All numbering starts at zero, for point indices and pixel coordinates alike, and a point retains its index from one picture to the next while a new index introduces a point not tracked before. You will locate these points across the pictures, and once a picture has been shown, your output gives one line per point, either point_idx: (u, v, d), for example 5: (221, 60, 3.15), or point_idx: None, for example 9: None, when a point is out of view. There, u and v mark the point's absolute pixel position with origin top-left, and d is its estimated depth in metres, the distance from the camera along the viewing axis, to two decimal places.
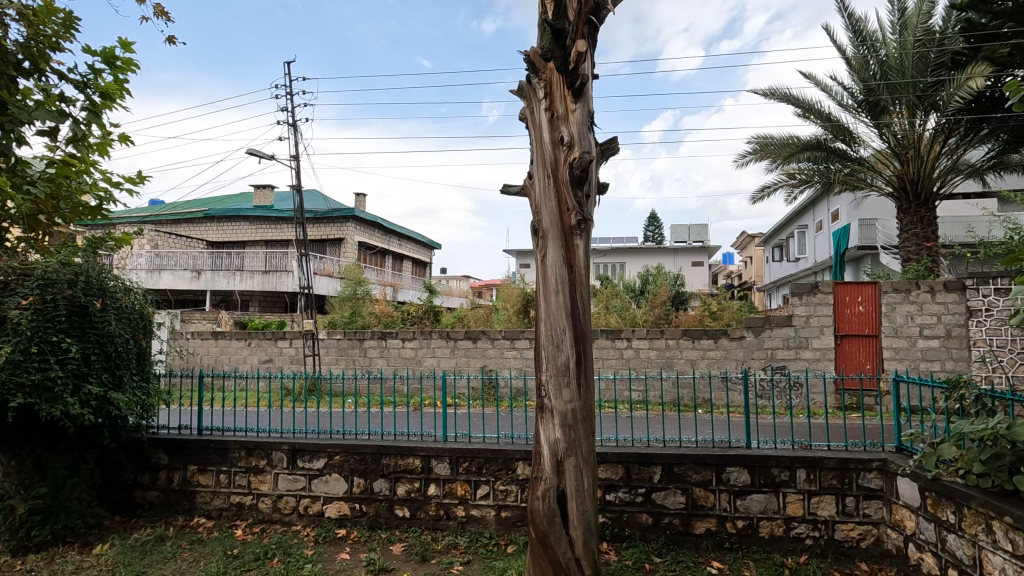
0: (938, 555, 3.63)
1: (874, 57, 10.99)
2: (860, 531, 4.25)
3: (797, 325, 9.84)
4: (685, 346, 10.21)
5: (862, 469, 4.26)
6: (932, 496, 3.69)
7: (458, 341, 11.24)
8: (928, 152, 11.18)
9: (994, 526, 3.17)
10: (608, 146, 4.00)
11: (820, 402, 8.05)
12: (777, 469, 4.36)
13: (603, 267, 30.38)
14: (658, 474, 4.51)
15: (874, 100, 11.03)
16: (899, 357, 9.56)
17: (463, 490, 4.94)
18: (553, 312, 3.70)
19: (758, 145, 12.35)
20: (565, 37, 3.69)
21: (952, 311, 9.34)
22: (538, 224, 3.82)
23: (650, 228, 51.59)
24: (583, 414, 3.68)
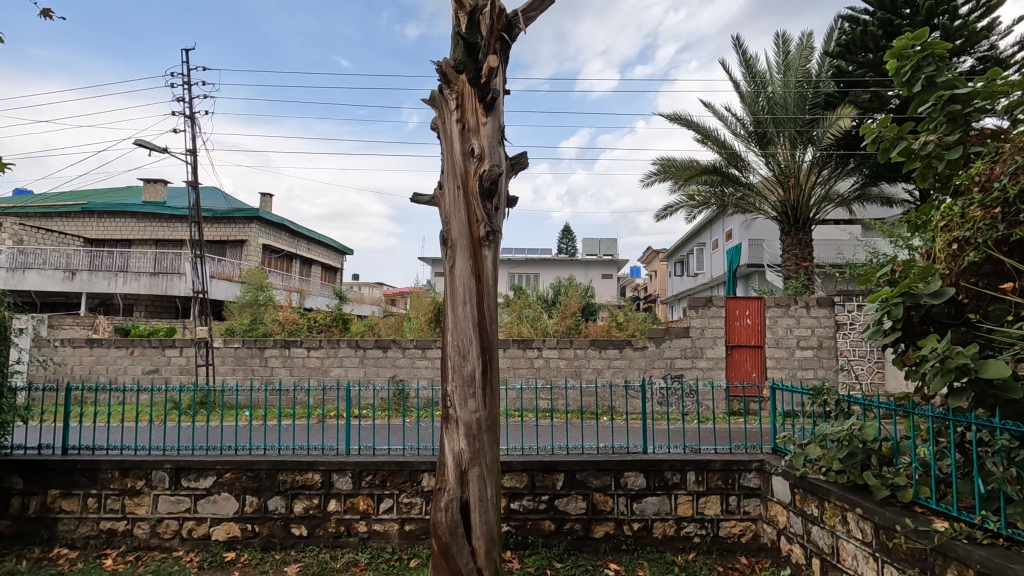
0: (804, 546, 4.02)
1: (763, 93, 12.05)
2: (740, 528, 4.61)
3: (693, 336, 10.54)
4: (592, 356, 10.60)
5: (743, 470, 4.63)
6: (800, 492, 4.08)
7: (367, 350, 10.92)
8: (806, 181, 12.43)
9: (848, 517, 3.55)
10: (518, 161, 4.08)
11: (710, 408, 8.67)
12: (670, 472, 4.62)
13: (517, 277, 30.92)
14: (561, 480, 4.63)
15: (761, 131, 12.10)
16: (779, 365, 10.53)
17: (366, 505, 4.78)
18: (460, 322, 3.71)
19: (662, 166, 13.16)
20: (477, 51, 3.75)
21: (823, 325, 10.43)
22: (446, 234, 3.82)
23: (564, 241, 53.15)
24: (488, 424, 3.70)
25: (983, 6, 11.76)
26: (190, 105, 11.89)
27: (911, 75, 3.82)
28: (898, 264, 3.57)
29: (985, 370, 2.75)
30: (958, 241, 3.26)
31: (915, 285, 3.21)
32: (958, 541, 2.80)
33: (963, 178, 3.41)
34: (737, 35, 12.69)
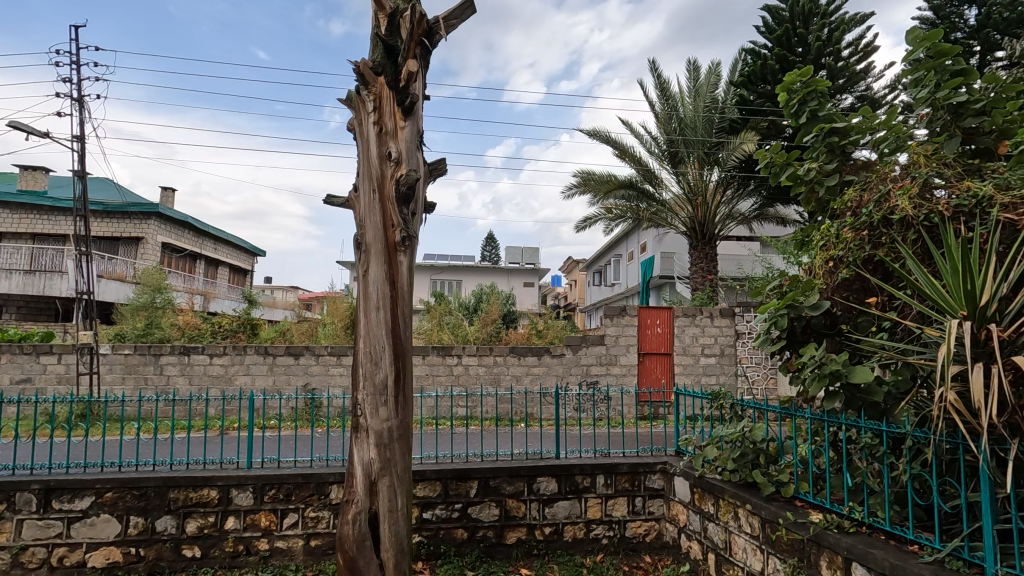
0: (701, 542, 4.27)
1: (675, 115, 12.82)
2: (645, 527, 4.81)
3: (608, 343, 10.92)
4: (512, 363, 10.71)
5: (649, 471, 4.85)
6: (698, 491, 4.33)
7: (277, 358, 10.37)
8: (712, 200, 13.31)
9: (739, 513, 3.82)
10: (436, 166, 4.06)
11: (623, 413, 9.02)
12: (581, 476, 4.75)
13: (439, 284, 30.74)
14: (475, 488, 4.63)
15: (673, 151, 12.85)
16: (686, 371, 11.16)
17: (268, 521, 4.52)
18: (373, 328, 3.63)
19: (582, 179, 13.62)
20: (397, 54, 3.69)
21: (725, 334, 11.19)
22: (361, 238, 3.73)
23: (487, 249, 53.51)
24: (400, 433, 3.62)
25: (861, 51, 13.22)
26: (78, 88, 10.72)
27: (798, 107, 4.22)
28: (785, 279, 3.92)
29: (853, 375, 3.05)
30: (834, 260, 3.62)
31: (798, 298, 3.53)
32: (829, 531, 3.09)
33: (838, 203, 3.80)
34: (653, 58, 13.42)
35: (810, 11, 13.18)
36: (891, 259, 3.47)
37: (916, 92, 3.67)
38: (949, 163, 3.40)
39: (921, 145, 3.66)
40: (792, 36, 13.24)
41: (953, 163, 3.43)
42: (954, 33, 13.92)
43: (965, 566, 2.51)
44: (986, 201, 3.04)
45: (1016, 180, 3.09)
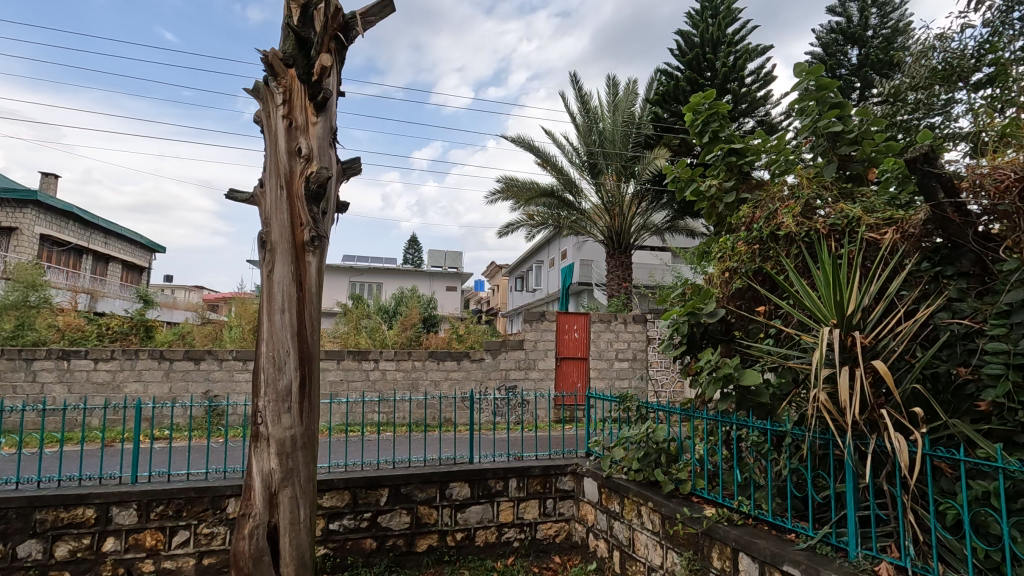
0: (607, 540, 4.42)
1: (595, 127, 13.32)
2: (556, 528, 4.91)
3: (527, 348, 11.07)
4: (431, 367, 10.57)
5: (560, 473, 4.95)
6: (606, 491, 4.48)
7: (174, 362, 9.59)
8: (628, 211, 13.88)
9: (642, 511, 3.99)
10: (350, 165, 3.94)
11: (541, 416, 9.17)
12: (493, 480, 4.77)
13: (358, 286, 29.89)
14: (385, 496, 4.51)
15: (592, 162, 13.33)
16: (600, 375, 11.55)
17: (154, 540, 4.16)
18: (277, 331, 3.44)
19: (505, 185, 13.76)
20: (310, 46, 3.55)
21: (638, 339, 11.71)
22: (266, 236, 3.54)
23: (410, 252, 52.66)
24: (303, 441, 3.46)
25: (761, 80, 14.34)
26: None
27: (702, 127, 4.50)
28: (687, 287, 4.16)
29: (742, 378, 3.29)
30: (729, 271, 3.91)
31: (697, 306, 3.75)
32: (720, 524, 3.30)
33: (735, 218, 4.09)
34: (575, 71, 13.85)
35: (718, 39, 14.16)
36: (776, 272, 3.79)
37: (802, 119, 4.03)
38: (827, 186, 3.77)
39: (805, 169, 4.02)
40: (702, 60, 14.23)
41: (831, 186, 3.80)
42: (839, 69, 15.48)
43: (832, 551, 2.77)
44: (855, 221, 3.39)
45: (880, 204, 3.47)
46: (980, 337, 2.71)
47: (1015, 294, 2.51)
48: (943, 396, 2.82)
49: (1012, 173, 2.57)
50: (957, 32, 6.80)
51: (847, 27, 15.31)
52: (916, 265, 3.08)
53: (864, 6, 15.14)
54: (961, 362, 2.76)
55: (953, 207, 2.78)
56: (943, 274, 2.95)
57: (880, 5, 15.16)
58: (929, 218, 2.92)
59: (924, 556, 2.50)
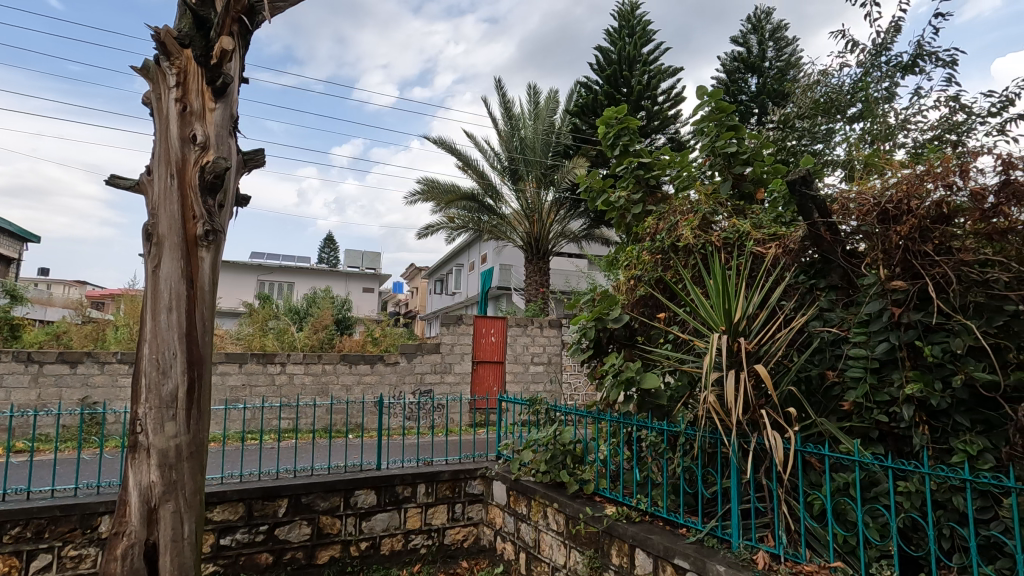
0: (514, 542, 4.46)
1: (516, 134, 13.56)
2: (464, 533, 4.89)
3: (443, 351, 10.97)
4: (342, 371, 10.21)
5: (469, 478, 4.94)
6: (514, 493, 4.52)
7: (45, 366, 8.57)
8: (547, 217, 14.13)
9: (547, 512, 4.07)
10: (252, 157, 3.71)
11: (455, 421, 9.14)
12: (401, 486, 4.68)
13: (268, 285, 28.45)
14: (283, 507, 4.28)
15: (513, 168, 13.58)
16: (516, 379, 11.67)
17: (7, 566, 3.68)
18: (162, 332, 3.17)
19: (426, 186, 13.60)
20: (209, 28, 3.32)
21: (553, 343, 11.95)
22: (152, 228, 3.25)
23: (326, 251, 50.65)
24: (190, 451, 3.20)
25: (672, 99, 15.18)
26: None
27: (613, 141, 4.69)
28: (596, 293, 4.31)
29: (643, 381, 3.45)
30: (634, 279, 4.11)
31: (604, 312, 3.89)
32: (620, 522, 3.43)
33: (641, 229, 4.30)
34: (498, 77, 13.99)
35: (633, 57, 14.87)
36: (675, 282, 4.02)
37: (701, 139, 4.32)
38: (723, 202, 4.06)
39: (704, 185, 4.29)
40: (619, 76, 14.88)
41: (726, 203, 4.08)
42: (740, 95, 16.76)
43: (718, 542, 2.97)
44: (744, 235, 3.68)
45: (767, 221, 3.78)
46: (844, 344, 3.03)
47: (873, 305, 2.82)
48: (815, 397, 3.12)
49: (872, 199, 2.87)
50: (836, 70, 7.58)
51: (747, 57, 16.65)
52: (794, 278, 3.38)
53: (761, 39, 16.54)
54: (830, 365, 3.06)
55: (825, 226, 3.08)
56: (816, 286, 3.27)
57: (775, 39, 16.60)
58: (805, 236, 3.21)
59: (795, 544, 2.74)
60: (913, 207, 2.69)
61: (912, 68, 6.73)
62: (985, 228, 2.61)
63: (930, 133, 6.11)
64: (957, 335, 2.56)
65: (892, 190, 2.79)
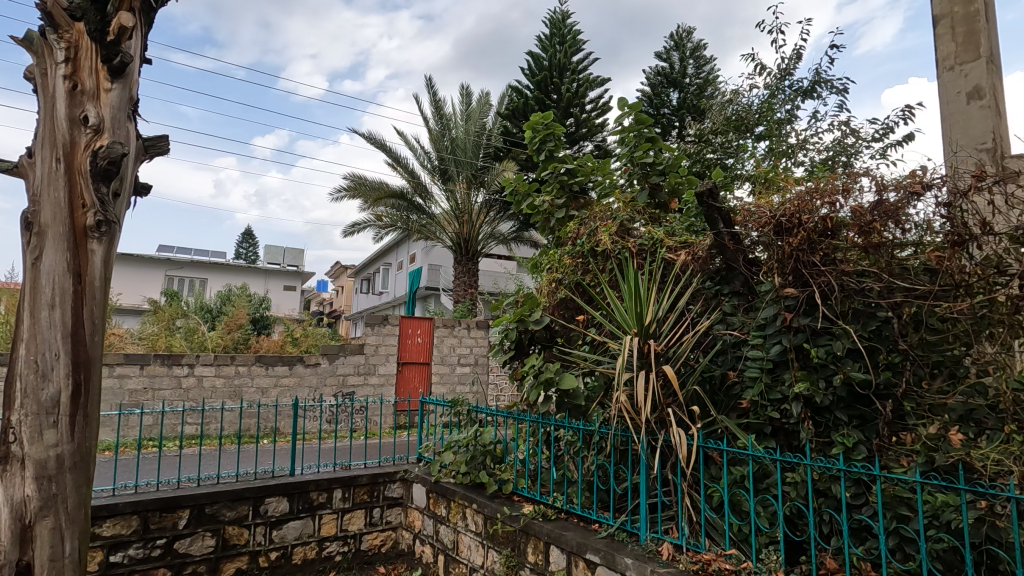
0: (433, 545, 4.43)
1: (447, 134, 13.44)
2: (381, 538, 4.79)
3: (367, 352, 10.70)
4: (257, 373, 9.70)
5: (388, 481, 4.85)
6: (433, 496, 4.49)
7: None
8: (477, 219, 14.15)
9: (466, 513, 4.07)
10: (154, 143, 3.46)
11: (377, 423, 8.95)
12: (316, 492, 4.52)
13: (177, 281, 26.56)
14: (184, 518, 4.01)
15: (444, 168, 13.46)
16: (442, 380, 11.56)
17: None
18: (42, 331, 2.88)
19: (352, 183, 13.21)
20: (104, 1, 3.06)
21: (480, 344, 11.95)
22: (32, 217, 2.95)
23: (243, 246, 47.94)
24: (74, 461, 2.93)
25: (599, 108, 15.65)
26: None
27: (540, 145, 4.78)
28: (520, 296, 4.36)
29: (561, 382, 3.53)
30: (555, 282, 4.21)
31: (526, 314, 3.94)
32: (536, 521, 3.49)
33: (564, 233, 4.41)
34: (430, 75, 13.86)
35: (563, 65, 15.22)
36: (593, 286, 4.15)
37: (622, 148, 4.48)
38: (640, 210, 4.24)
39: (624, 192, 4.46)
40: (550, 83, 15.21)
41: (643, 211, 4.26)
42: (663, 108, 17.60)
43: (627, 536, 3.09)
44: (657, 242, 3.86)
45: (679, 229, 3.99)
46: (743, 346, 3.26)
47: (769, 311, 3.05)
48: (717, 396, 3.33)
49: (768, 212, 3.10)
50: (746, 91, 8.14)
51: (670, 72, 17.50)
52: (701, 284, 3.59)
53: (683, 56, 17.44)
54: (730, 366, 3.29)
55: (729, 236, 3.28)
56: (721, 292, 3.49)
57: (695, 57, 17.54)
58: (711, 244, 3.41)
59: (696, 534, 2.91)
60: (802, 221, 2.92)
61: (811, 93, 7.35)
62: (863, 241, 2.88)
63: (825, 154, 6.70)
64: (838, 338, 2.82)
65: (785, 204, 3.02)
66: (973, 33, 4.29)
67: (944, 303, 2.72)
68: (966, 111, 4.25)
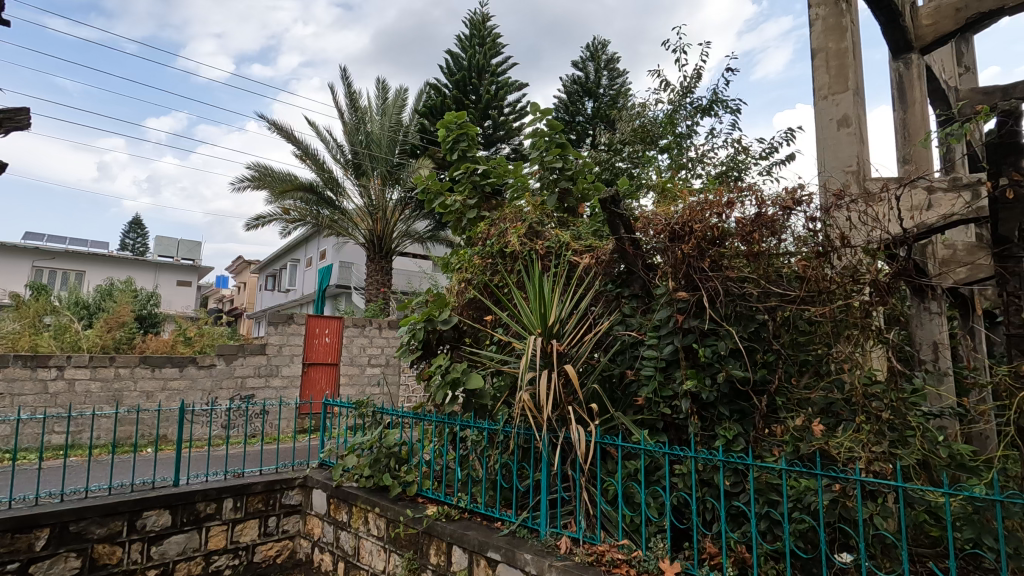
0: (333, 553, 4.27)
1: (362, 128, 13.15)
2: (277, 548, 4.55)
3: (270, 353, 10.10)
4: (141, 376, 8.88)
5: (285, 488, 4.61)
6: (334, 501, 4.33)
7: None
8: (392, 217, 13.78)
9: (368, 518, 3.96)
10: (9, 116, 3.06)
11: (279, 427, 8.51)
12: (203, 503, 4.21)
13: (47, 273, 23.68)
14: (44, 538, 3.58)
15: (357, 163, 13.06)
16: (351, 382, 11.18)
17: None
18: None
19: (257, 173, 12.47)
20: None
21: (391, 344, 11.67)
22: None
23: (130, 237, 43.67)
24: None
25: (517, 112, 15.84)
26: None
27: (452, 144, 4.78)
28: (429, 295, 4.32)
29: (468, 381, 3.53)
30: (465, 282, 4.22)
31: (434, 313, 3.90)
32: (439, 522, 3.46)
33: (474, 233, 4.44)
34: (344, 66, 13.39)
35: (483, 66, 15.26)
36: (501, 287, 4.20)
37: (533, 151, 4.56)
38: (549, 214, 4.35)
39: (534, 196, 4.55)
40: (467, 83, 15.29)
41: (552, 214, 4.37)
42: (578, 116, 18.21)
43: (527, 532, 3.16)
44: (564, 245, 3.99)
45: (585, 233, 4.14)
46: (640, 346, 3.44)
47: (663, 313, 3.23)
48: (615, 394, 3.48)
49: (664, 221, 3.29)
50: (653, 104, 8.59)
51: (585, 82, 18.10)
52: (604, 286, 3.73)
53: (597, 67, 18.10)
54: (628, 365, 3.45)
55: (629, 241, 3.43)
56: (622, 295, 3.65)
57: (609, 69, 18.27)
58: (613, 249, 3.56)
59: (592, 527, 3.02)
60: (694, 229, 3.12)
61: (710, 111, 7.89)
62: (746, 250, 3.12)
63: (719, 168, 7.23)
64: (723, 339, 3.05)
65: (679, 213, 3.21)
66: (843, 68, 4.80)
67: (811, 308, 3.01)
68: (837, 136, 4.74)
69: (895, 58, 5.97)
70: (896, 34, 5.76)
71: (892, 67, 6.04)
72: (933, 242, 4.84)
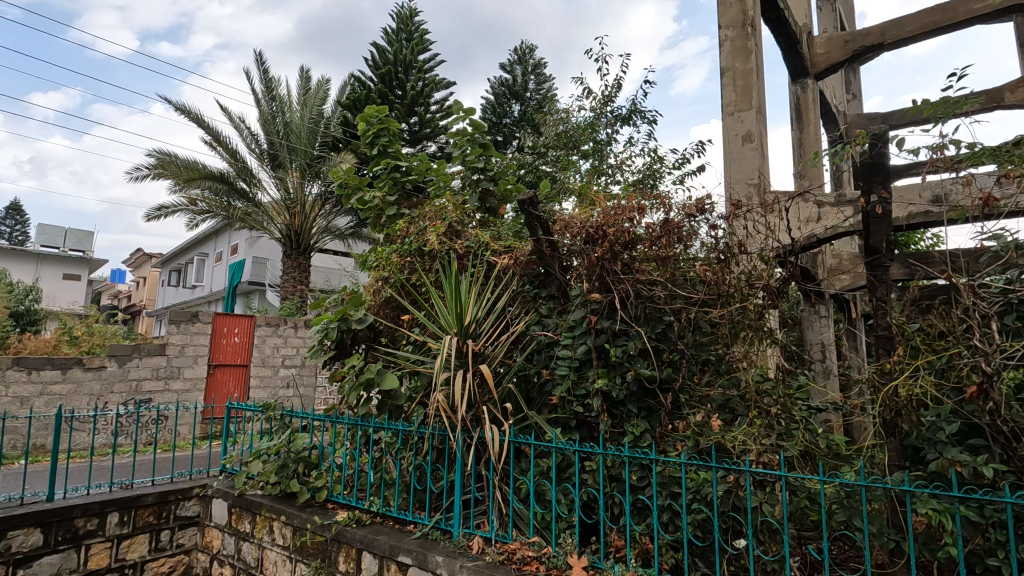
0: (233, 565, 4.02)
1: (281, 116, 12.50)
2: (170, 564, 4.22)
3: (170, 354, 9.36)
4: (15, 380, 7.96)
5: (181, 499, 4.29)
6: (237, 511, 4.07)
7: None
8: (310, 211, 13.19)
9: (273, 527, 3.76)
10: None
11: (179, 434, 7.89)
12: (82, 519, 3.82)
13: None
14: None
15: (274, 153, 12.44)
16: (262, 384, 10.58)
17: None
18: None
19: (159, 159, 11.53)
20: None
21: (308, 345, 11.16)
22: None
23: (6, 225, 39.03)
24: None
25: (444, 110, 15.71)
26: None
27: (372, 139, 4.67)
28: (344, 293, 4.17)
29: (382, 382, 3.44)
30: (382, 280, 4.12)
31: (349, 312, 3.78)
32: (349, 527, 3.34)
33: (393, 231, 4.35)
34: (260, 51, 12.69)
35: (409, 62, 15.05)
36: (419, 286, 4.13)
37: (455, 150, 4.53)
38: (470, 213, 4.33)
39: (456, 194, 4.51)
40: (393, 78, 14.94)
41: (473, 214, 4.37)
42: (505, 118, 18.36)
43: (440, 534, 3.12)
44: (484, 245, 4.00)
45: (505, 234, 4.17)
46: (555, 346, 3.50)
47: (577, 313, 3.31)
48: (531, 394, 3.52)
49: (580, 224, 3.37)
50: (576, 110, 8.81)
51: (512, 85, 18.28)
52: (522, 287, 3.77)
53: (525, 70, 18.33)
54: (543, 365, 3.50)
55: (547, 243, 3.50)
56: (538, 296, 3.70)
57: (536, 73, 18.56)
58: (532, 251, 3.60)
59: (504, 525, 3.04)
60: (607, 233, 3.22)
61: (629, 120, 8.21)
62: (656, 254, 3.26)
63: (636, 175, 7.54)
64: (632, 339, 3.16)
65: (594, 217, 3.31)
66: (748, 87, 5.15)
67: (712, 310, 3.20)
68: (741, 150, 5.08)
69: (793, 81, 6.49)
70: (795, 59, 6.25)
71: (791, 90, 6.55)
72: (823, 251, 5.29)
